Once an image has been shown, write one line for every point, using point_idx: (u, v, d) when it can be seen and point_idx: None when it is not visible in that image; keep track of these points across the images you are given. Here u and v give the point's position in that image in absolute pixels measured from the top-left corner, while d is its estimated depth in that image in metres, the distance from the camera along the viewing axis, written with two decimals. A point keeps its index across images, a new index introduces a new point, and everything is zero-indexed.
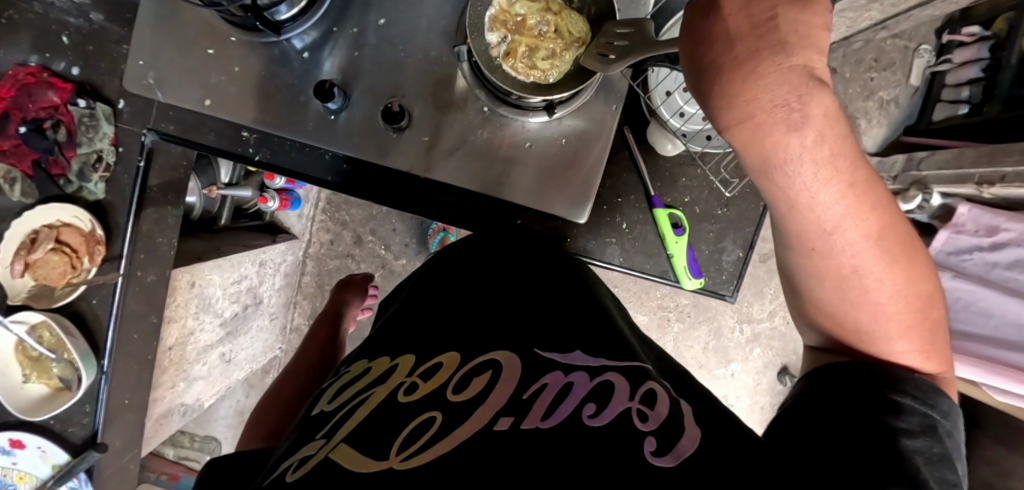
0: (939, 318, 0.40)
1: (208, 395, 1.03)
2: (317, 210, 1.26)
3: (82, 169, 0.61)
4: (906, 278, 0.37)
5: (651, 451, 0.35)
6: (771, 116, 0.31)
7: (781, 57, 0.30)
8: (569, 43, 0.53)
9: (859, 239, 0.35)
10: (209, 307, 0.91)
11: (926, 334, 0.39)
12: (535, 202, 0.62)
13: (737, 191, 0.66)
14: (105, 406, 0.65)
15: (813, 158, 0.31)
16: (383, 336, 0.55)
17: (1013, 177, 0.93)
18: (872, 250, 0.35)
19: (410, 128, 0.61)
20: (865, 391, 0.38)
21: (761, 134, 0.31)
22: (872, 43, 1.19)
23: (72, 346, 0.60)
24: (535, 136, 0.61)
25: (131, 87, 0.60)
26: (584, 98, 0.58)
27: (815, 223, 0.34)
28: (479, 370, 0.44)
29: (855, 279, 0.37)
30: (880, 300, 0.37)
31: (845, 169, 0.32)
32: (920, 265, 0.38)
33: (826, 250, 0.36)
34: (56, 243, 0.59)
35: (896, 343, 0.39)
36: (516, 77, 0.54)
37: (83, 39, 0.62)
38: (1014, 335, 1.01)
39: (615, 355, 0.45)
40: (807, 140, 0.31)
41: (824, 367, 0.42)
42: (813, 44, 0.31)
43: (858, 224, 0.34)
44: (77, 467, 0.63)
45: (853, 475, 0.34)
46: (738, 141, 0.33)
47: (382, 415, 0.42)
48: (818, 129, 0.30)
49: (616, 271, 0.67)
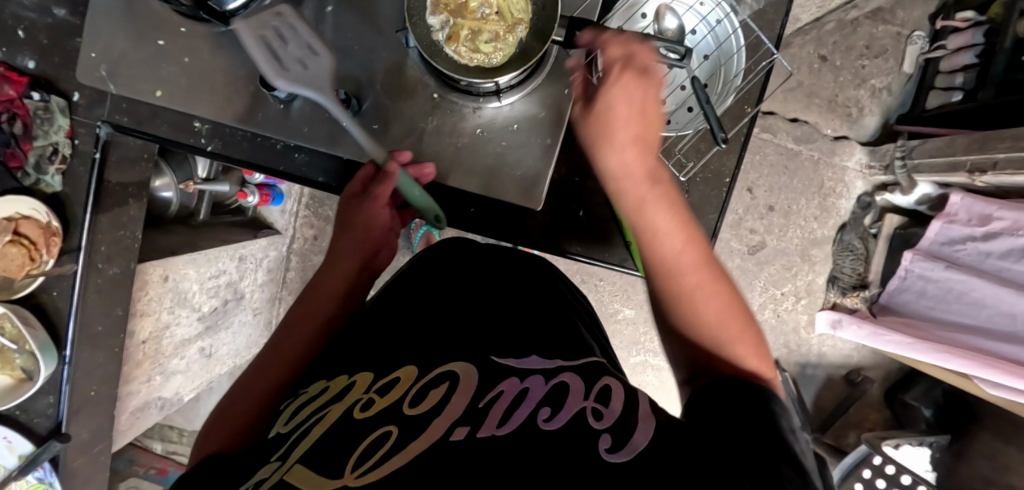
0: (757, 335, 0.48)
1: (187, 390, 1.03)
2: (301, 205, 1.26)
3: (38, 162, 0.61)
4: (717, 298, 0.48)
5: (605, 448, 0.34)
6: (647, 184, 0.51)
7: (646, 148, 0.52)
8: (510, 25, 0.54)
9: (676, 247, 0.49)
10: (185, 301, 0.92)
11: (750, 342, 0.47)
12: (483, 187, 0.62)
13: (692, 174, 0.64)
14: (68, 396, 0.66)
15: (670, 206, 0.51)
16: (338, 356, 0.51)
17: (1004, 163, 0.91)
18: (691, 260, 0.49)
19: (359, 116, 0.62)
20: (733, 402, 0.41)
21: (639, 189, 0.51)
22: (861, 30, 1.20)
23: (30, 337, 0.60)
24: (486, 122, 0.62)
25: (83, 79, 0.61)
26: (533, 83, 0.60)
27: (661, 241, 0.49)
28: (435, 381, 0.42)
29: (683, 293, 0.48)
30: (704, 311, 0.47)
31: (684, 218, 0.50)
32: (724, 289, 0.49)
33: (661, 262, 0.49)
34: (14, 235, 0.60)
35: (736, 350, 0.46)
36: (459, 61, 0.55)
37: (41, 33, 0.62)
38: (1006, 326, 0.96)
39: (569, 355, 0.46)
40: (665, 202, 0.51)
41: (698, 394, 0.43)
42: (650, 146, 0.52)
43: (672, 223, 0.50)
44: (39, 456, 0.64)
45: (747, 463, 0.35)
46: (632, 200, 0.51)
47: (336, 435, 0.39)
48: (666, 198, 0.51)
49: (577, 261, 0.66)
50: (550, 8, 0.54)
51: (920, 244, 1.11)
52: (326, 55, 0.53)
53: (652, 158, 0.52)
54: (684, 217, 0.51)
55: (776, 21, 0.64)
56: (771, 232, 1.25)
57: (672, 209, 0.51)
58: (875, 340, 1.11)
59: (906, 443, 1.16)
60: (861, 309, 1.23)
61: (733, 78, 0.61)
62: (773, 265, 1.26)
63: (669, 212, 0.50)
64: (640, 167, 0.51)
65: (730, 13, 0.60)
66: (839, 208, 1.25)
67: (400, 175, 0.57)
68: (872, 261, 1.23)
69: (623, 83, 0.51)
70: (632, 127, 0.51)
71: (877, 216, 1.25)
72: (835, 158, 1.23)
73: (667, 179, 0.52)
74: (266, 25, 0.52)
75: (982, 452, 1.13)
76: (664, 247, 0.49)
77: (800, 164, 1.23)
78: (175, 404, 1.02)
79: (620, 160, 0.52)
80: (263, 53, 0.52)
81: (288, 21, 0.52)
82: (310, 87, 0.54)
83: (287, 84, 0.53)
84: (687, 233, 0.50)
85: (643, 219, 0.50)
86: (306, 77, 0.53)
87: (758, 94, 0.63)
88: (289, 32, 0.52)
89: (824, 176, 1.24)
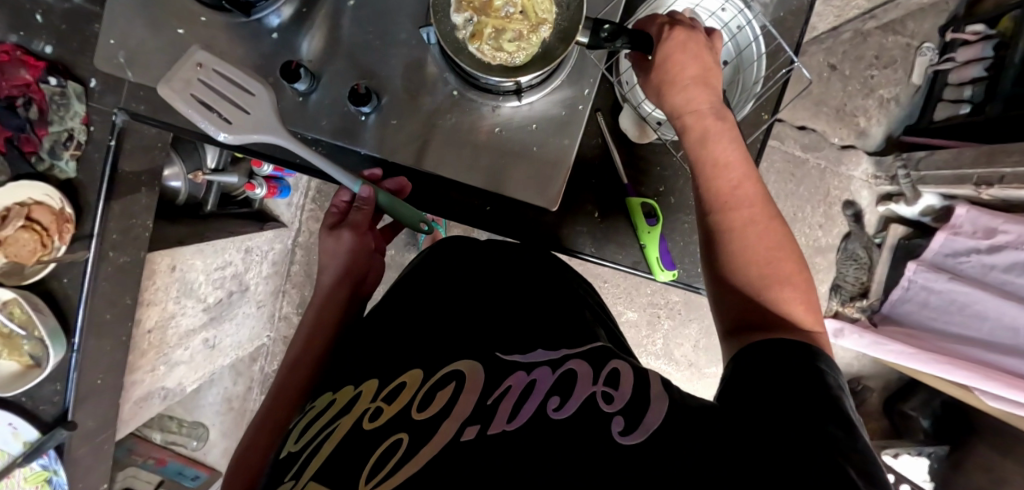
0: (809, 290, 0.48)
1: (191, 380, 1.03)
2: (307, 199, 1.24)
3: (53, 147, 0.61)
4: (773, 240, 0.48)
5: (618, 430, 0.35)
6: (711, 121, 0.50)
7: (709, 88, 0.51)
8: (534, 25, 0.54)
9: (740, 180, 0.49)
10: (191, 291, 0.92)
11: (800, 292, 0.47)
12: (490, 184, 0.62)
13: None
14: (75, 385, 0.66)
15: (732, 142, 0.50)
16: (343, 364, 0.51)
17: (1011, 178, 0.92)
18: (749, 196, 0.49)
19: (378, 111, 0.62)
20: (783, 359, 0.40)
21: (702, 127, 0.50)
22: (871, 40, 1.21)
23: (41, 323, 0.60)
24: (504, 121, 0.62)
25: (101, 66, 0.61)
26: (552, 85, 0.61)
27: (726, 182, 0.49)
28: (442, 382, 0.41)
29: (741, 230, 0.48)
30: (760, 251, 0.47)
31: (742, 159, 0.50)
32: (778, 234, 0.48)
33: (721, 197, 0.49)
34: (27, 220, 0.59)
35: (787, 294, 0.46)
36: (481, 59, 0.55)
37: (58, 18, 0.61)
38: (1008, 339, 0.98)
39: (573, 343, 0.46)
40: (726, 139, 0.50)
41: (745, 351, 0.43)
42: (712, 85, 0.51)
43: (740, 162, 0.50)
44: (45, 444, 0.64)
45: (797, 426, 0.34)
46: (692, 139, 0.51)
47: (347, 449, 0.39)
48: (727, 136, 0.50)
49: (587, 261, 0.65)
50: (575, 8, 0.54)
51: (924, 255, 1.11)
52: (262, 92, 0.54)
53: (717, 97, 0.52)
54: (745, 156, 0.51)
55: (796, 29, 0.64)
56: None
57: (733, 146, 0.51)
58: (877, 349, 1.11)
59: (905, 452, 1.17)
60: (861, 319, 1.23)
61: (752, 86, 0.61)
62: None
63: (731, 147, 0.50)
64: (706, 103, 0.51)
65: (752, 20, 0.60)
66: (842, 217, 1.24)
67: (377, 195, 0.58)
68: (876, 271, 1.23)
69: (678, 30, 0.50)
70: (693, 70, 0.50)
71: (882, 225, 1.25)
72: (842, 167, 1.23)
73: (731, 119, 0.51)
74: (190, 83, 0.50)
75: (979, 464, 1.14)
76: (722, 180, 0.49)
77: (807, 172, 1.23)
78: (177, 395, 1.02)
79: (686, 96, 0.51)
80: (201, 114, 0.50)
81: (211, 72, 0.51)
82: (259, 130, 0.54)
83: (237, 136, 0.53)
84: (750, 174, 0.50)
85: (706, 149, 0.50)
86: (250, 122, 0.53)
87: (776, 103, 0.64)
88: (215, 84, 0.51)
89: (830, 184, 1.23)
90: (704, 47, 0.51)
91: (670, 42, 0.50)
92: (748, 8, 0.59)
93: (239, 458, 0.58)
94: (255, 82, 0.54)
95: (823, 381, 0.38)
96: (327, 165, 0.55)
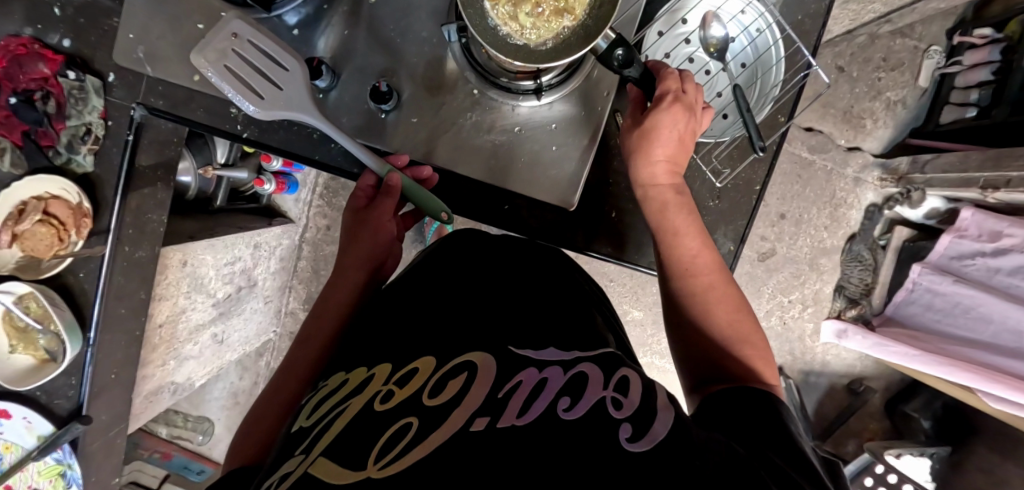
0: (762, 347, 0.54)
1: (199, 375, 1.03)
2: (315, 195, 1.23)
3: (70, 141, 0.62)
4: (729, 302, 0.55)
5: (625, 437, 0.35)
6: (670, 197, 0.56)
7: (674, 167, 0.56)
8: (559, 9, 0.52)
9: (693, 244, 0.55)
10: (201, 286, 0.92)
11: (754, 350, 0.53)
12: (494, 177, 0.63)
13: (728, 181, 0.65)
14: (91, 379, 0.66)
15: (688, 214, 0.56)
16: (355, 347, 0.51)
17: (1017, 182, 0.92)
18: (704, 253, 0.55)
19: (397, 109, 0.62)
20: (756, 403, 0.45)
21: (659, 204, 0.56)
22: (880, 42, 1.20)
23: (57, 318, 0.61)
24: (523, 120, 0.62)
25: (119, 61, 0.60)
26: (571, 86, 0.61)
27: (685, 247, 0.55)
28: (454, 372, 0.41)
29: (701, 297, 0.55)
30: (718, 318, 0.54)
31: (695, 228, 0.56)
32: (732, 298, 0.55)
33: (681, 258, 0.55)
34: (43, 215, 0.60)
35: (743, 350, 0.53)
36: (493, 16, 0.53)
37: (75, 12, 0.61)
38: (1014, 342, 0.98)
39: (585, 346, 0.46)
40: (683, 213, 0.56)
41: (710, 399, 0.48)
42: (677, 164, 0.56)
43: (693, 230, 0.56)
44: (61, 438, 0.64)
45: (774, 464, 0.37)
46: (651, 210, 0.57)
47: (357, 428, 0.38)
48: (682, 210, 0.56)
49: (606, 262, 0.66)
50: (607, 10, 0.50)
51: (930, 258, 1.12)
52: (296, 69, 0.54)
53: (681, 174, 0.57)
54: (699, 225, 0.56)
55: (812, 31, 0.64)
56: (782, 240, 1.25)
57: (690, 218, 0.56)
58: (879, 350, 1.12)
59: (907, 453, 1.18)
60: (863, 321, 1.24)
61: (771, 89, 0.62)
62: (783, 273, 1.25)
63: (687, 219, 0.56)
64: (667, 181, 0.56)
65: (772, 23, 0.61)
66: (849, 219, 1.24)
67: (405, 184, 0.58)
68: (881, 272, 1.23)
69: (668, 107, 0.53)
70: (666, 149, 0.55)
71: (887, 227, 1.25)
72: (847, 169, 1.23)
73: (688, 195, 0.57)
74: (224, 53, 0.51)
75: (981, 465, 1.15)
76: (682, 247, 0.55)
77: (813, 174, 1.24)
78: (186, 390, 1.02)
79: (651, 170, 0.56)
80: (235, 88, 0.51)
81: (245, 44, 0.52)
82: (290, 109, 0.54)
83: (266, 112, 0.53)
84: (703, 239, 0.56)
85: (665, 218, 0.55)
86: (281, 98, 0.54)
87: (792, 107, 0.64)
88: (249, 55, 0.52)
89: (835, 187, 1.24)
90: (689, 127, 0.54)
91: (659, 118, 0.53)
92: (769, 12, 0.60)
93: (243, 431, 0.58)
94: (291, 58, 0.54)
95: (783, 425, 0.43)
96: (354, 147, 0.56)
